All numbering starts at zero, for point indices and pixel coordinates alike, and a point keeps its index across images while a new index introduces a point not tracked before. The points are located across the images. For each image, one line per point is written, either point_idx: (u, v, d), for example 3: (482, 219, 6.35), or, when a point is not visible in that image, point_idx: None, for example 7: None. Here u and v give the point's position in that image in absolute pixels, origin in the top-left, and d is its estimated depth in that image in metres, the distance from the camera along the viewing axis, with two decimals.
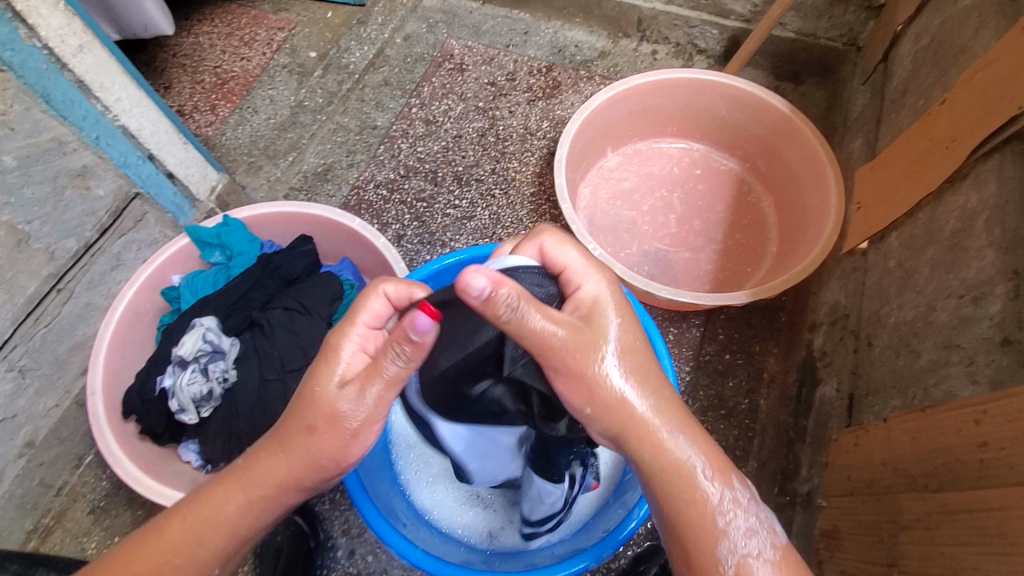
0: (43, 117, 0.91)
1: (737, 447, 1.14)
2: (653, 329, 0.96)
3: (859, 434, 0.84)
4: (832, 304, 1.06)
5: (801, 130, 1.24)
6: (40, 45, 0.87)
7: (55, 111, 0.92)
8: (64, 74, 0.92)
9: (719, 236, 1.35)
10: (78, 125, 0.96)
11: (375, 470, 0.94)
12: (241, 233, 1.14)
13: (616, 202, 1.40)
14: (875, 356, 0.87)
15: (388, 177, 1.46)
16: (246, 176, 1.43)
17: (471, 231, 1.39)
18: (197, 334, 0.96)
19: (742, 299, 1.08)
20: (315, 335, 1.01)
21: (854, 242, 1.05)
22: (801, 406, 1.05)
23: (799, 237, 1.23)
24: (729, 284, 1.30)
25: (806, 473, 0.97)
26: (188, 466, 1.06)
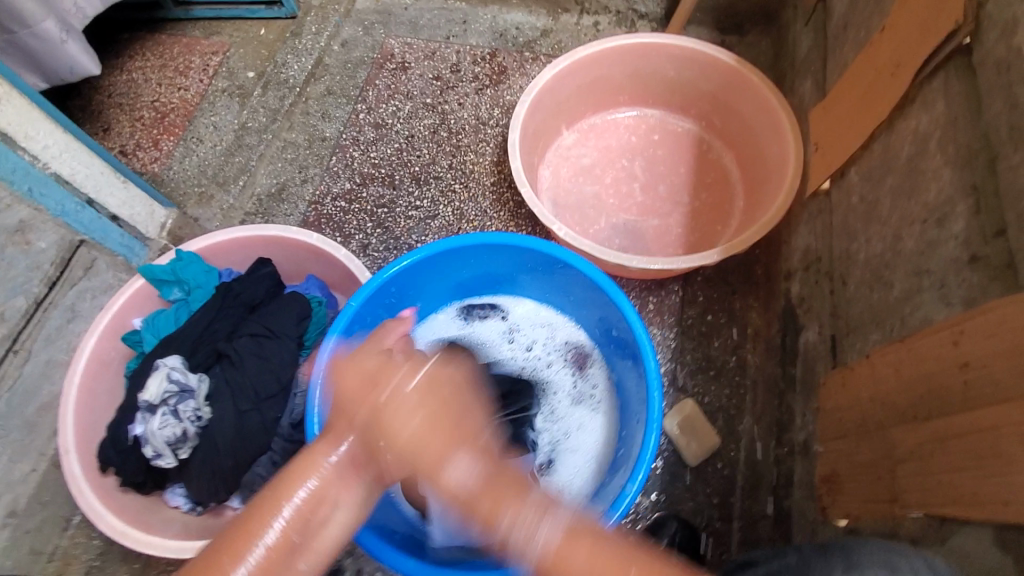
0: None
1: (731, 405, 1.13)
2: (626, 301, 0.94)
3: (846, 373, 0.83)
4: (804, 249, 1.05)
5: (751, 79, 1.23)
6: None
7: None
8: None
9: (685, 198, 1.34)
10: (8, 179, 0.92)
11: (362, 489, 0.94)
12: (196, 265, 1.11)
13: (578, 179, 1.38)
14: (851, 294, 0.86)
15: (344, 187, 1.43)
16: (198, 209, 1.38)
17: (436, 230, 1.36)
18: (162, 375, 0.92)
19: (715, 258, 1.06)
20: (286, 358, 0.98)
21: (816, 184, 1.04)
22: (788, 355, 1.04)
23: (763, 188, 1.22)
24: (701, 245, 1.28)
25: (800, 421, 0.96)
26: (178, 510, 1.03)
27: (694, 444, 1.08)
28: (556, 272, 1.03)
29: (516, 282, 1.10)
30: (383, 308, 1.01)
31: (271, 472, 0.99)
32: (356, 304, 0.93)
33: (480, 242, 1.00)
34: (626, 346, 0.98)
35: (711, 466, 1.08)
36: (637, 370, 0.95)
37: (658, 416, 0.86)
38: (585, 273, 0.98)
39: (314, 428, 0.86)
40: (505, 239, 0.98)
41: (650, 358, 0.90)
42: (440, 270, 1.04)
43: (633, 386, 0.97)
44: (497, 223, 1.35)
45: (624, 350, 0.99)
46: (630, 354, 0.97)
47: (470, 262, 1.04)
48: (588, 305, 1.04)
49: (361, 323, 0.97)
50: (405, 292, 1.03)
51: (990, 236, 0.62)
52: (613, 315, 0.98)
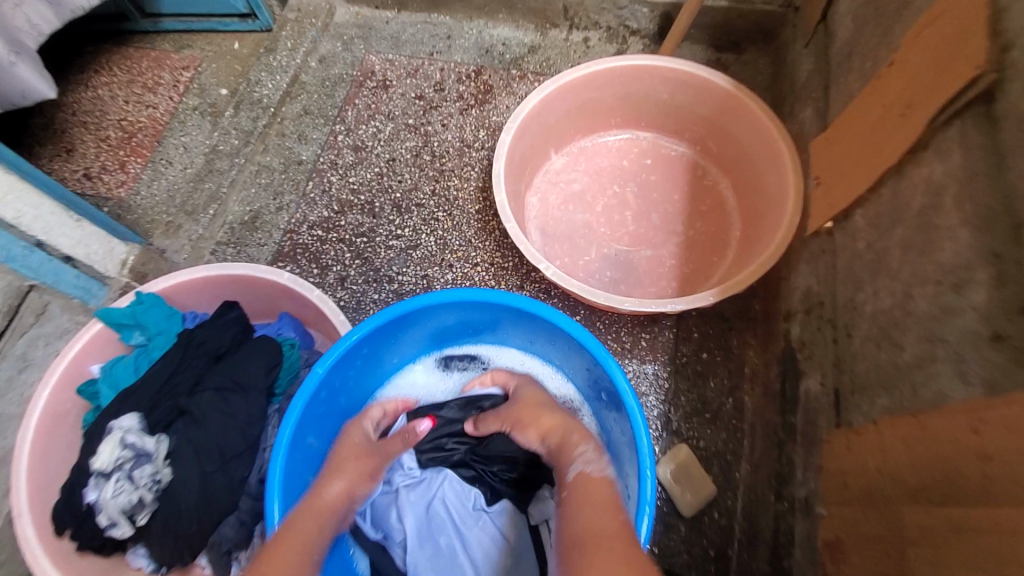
0: None
1: (727, 451, 1.08)
2: (615, 364, 0.89)
3: (851, 436, 0.76)
4: (804, 289, 1.00)
5: (747, 105, 1.18)
6: None
7: None
8: None
9: (679, 228, 1.28)
10: None
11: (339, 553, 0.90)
12: (158, 309, 1.03)
13: (567, 207, 1.32)
14: (856, 349, 0.81)
15: (321, 215, 1.35)
16: (165, 239, 1.29)
17: (418, 261, 1.29)
18: (115, 439, 0.85)
19: (711, 299, 1.01)
20: (253, 413, 0.91)
21: (818, 222, 0.98)
22: (787, 402, 0.98)
23: (761, 220, 1.17)
24: (696, 277, 1.23)
25: (801, 476, 0.89)
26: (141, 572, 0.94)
27: (689, 494, 1.02)
28: (541, 327, 0.97)
29: (497, 333, 1.04)
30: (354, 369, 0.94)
31: (239, 533, 0.92)
32: (322, 370, 0.86)
33: (458, 298, 0.94)
34: (615, 407, 0.92)
35: (706, 516, 1.03)
36: (627, 435, 0.89)
37: (650, 493, 0.81)
38: (571, 331, 0.93)
39: (275, 513, 0.79)
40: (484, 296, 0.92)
41: (641, 426, 0.85)
42: (416, 325, 0.98)
43: (622, 451, 0.91)
44: (483, 254, 1.29)
45: (613, 411, 0.93)
46: (619, 417, 0.91)
47: (449, 316, 0.98)
48: (574, 360, 0.98)
49: (330, 388, 0.90)
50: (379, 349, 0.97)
51: (1014, 312, 0.57)
52: (601, 375, 0.93)
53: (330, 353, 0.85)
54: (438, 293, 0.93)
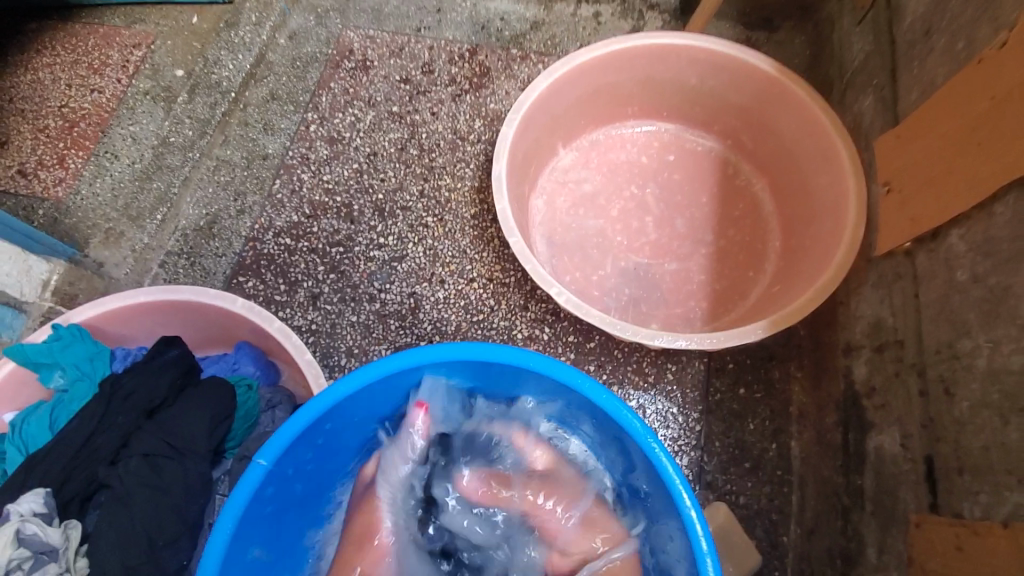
0: None
1: (771, 508, 0.91)
2: (664, 454, 0.62)
3: (964, 533, 0.59)
4: (871, 320, 0.82)
5: (792, 92, 0.99)
6: None
7: None
8: None
9: (709, 236, 1.09)
10: None
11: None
12: (81, 346, 0.84)
13: (577, 211, 1.13)
14: (962, 413, 0.63)
15: (290, 220, 1.15)
16: (104, 250, 1.09)
17: (404, 276, 1.10)
18: (9, 531, 0.65)
19: (762, 332, 0.83)
20: (193, 485, 0.73)
21: (893, 240, 0.80)
22: (851, 459, 0.81)
23: (809, 228, 0.98)
24: (730, 296, 1.04)
25: (874, 560, 0.73)
26: None
27: (730, 565, 0.85)
28: (554, 390, 0.69)
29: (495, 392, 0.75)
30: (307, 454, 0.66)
31: None
32: (265, 465, 0.59)
33: (445, 352, 0.66)
34: (659, 508, 0.65)
35: None
36: (679, 555, 0.63)
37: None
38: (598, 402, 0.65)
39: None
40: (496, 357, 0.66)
41: (706, 552, 0.59)
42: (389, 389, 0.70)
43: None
44: (479, 267, 1.10)
45: (658, 513, 0.66)
46: (669, 527, 0.64)
47: (429, 376, 0.70)
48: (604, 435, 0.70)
49: (275, 485, 0.62)
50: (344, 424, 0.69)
51: None
52: (638, 461, 0.66)
53: (275, 440, 0.59)
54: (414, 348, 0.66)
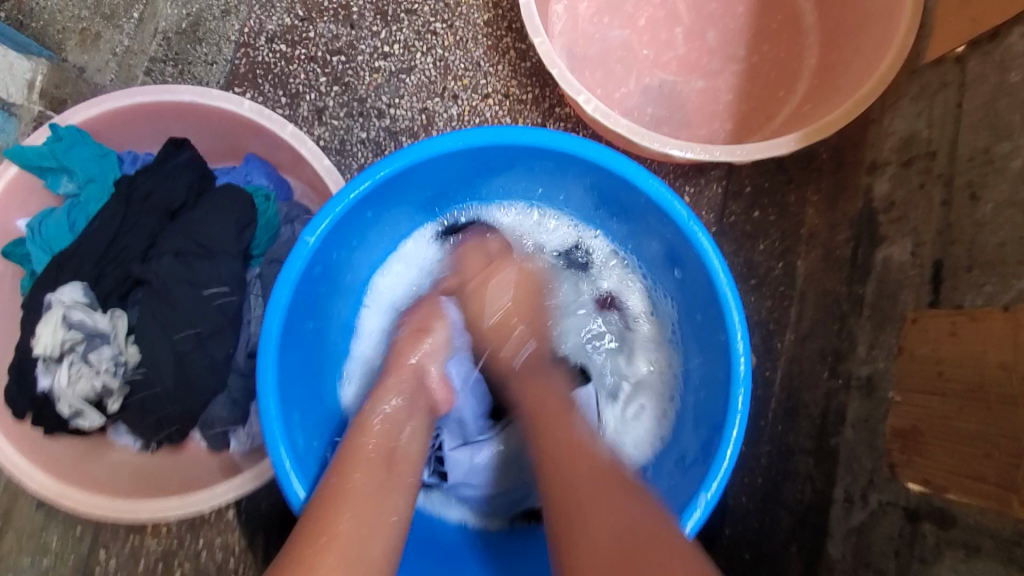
0: None
1: (771, 320, 0.97)
2: (705, 235, 0.68)
3: (960, 321, 0.65)
4: (904, 134, 0.80)
5: None
6: None
7: None
8: None
9: (741, 51, 1.02)
10: None
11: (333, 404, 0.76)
12: (84, 147, 0.80)
13: (601, 19, 1.02)
14: (985, 216, 0.65)
15: (283, 23, 1.03)
16: (81, 53, 0.99)
17: (414, 90, 1.03)
18: (57, 316, 0.70)
19: (790, 147, 0.83)
20: (228, 284, 0.75)
21: (947, 45, 0.75)
22: (856, 271, 0.84)
23: (854, 40, 0.92)
24: (756, 117, 1.00)
25: (863, 355, 0.80)
26: (130, 449, 0.86)
27: None
28: (595, 179, 0.73)
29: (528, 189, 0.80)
30: (351, 240, 0.73)
31: (235, 411, 0.82)
32: (312, 238, 0.66)
33: (475, 137, 0.69)
34: (692, 290, 0.74)
35: None
36: (708, 327, 0.72)
37: (742, 403, 0.66)
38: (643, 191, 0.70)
39: (274, 427, 0.63)
40: (519, 135, 0.69)
41: (738, 321, 0.68)
42: (434, 180, 0.76)
43: (696, 344, 0.75)
44: (494, 81, 1.02)
45: (687, 293, 0.75)
46: (698, 301, 0.73)
47: (475, 167, 0.75)
48: (640, 227, 0.77)
49: (325, 260, 0.70)
50: (377, 214, 0.74)
51: None
52: (678, 248, 0.73)
53: (320, 216, 0.66)
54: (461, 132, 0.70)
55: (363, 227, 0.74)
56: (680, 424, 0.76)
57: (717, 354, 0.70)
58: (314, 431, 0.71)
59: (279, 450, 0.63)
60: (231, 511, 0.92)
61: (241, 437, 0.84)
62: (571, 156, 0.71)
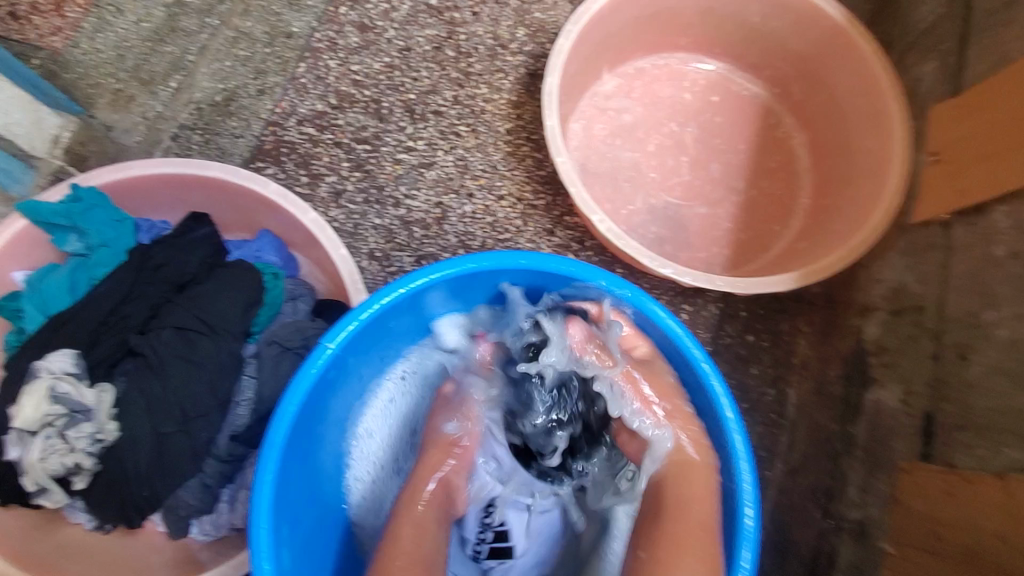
0: None
1: (761, 446, 0.98)
2: (716, 375, 0.69)
3: (953, 480, 0.66)
4: (892, 285, 0.85)
5: (857, 47, 0.96)
6: None
7: None
8: None
9: (740, 184, 1.09)
10: None
11: (323, 509, 0.74)
12: (103, 212, 0.81)
13: (614, 140, 1.10)
14: (973, 377, 0.68)
15: (315, 109, 1.08)
16: (111, 112, 1.01)
17: (432, 184, 1.07)
18: (42, 389, 0.67)
19: (789, 284, 0.86)
20: (225, 364, 0.73)
21: (930, 210, 0.82)
22: (847, 410, 0.86)
23: (843, 189, 0.99)
24: (752, 246, 1.06)
25: (853, 496, 0.80)
26: (81, 527, 0.80)
27: None
28: (611, 306, 0.75)
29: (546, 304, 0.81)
30: (366, 344, 0.74)
31: (203, 498, 0.78)
32: (333, 344, 0.67)
33: (498, 261, 0.71)
34: (701, 428, 0.74)
35: None
36: (714, 470, 0.72)
37: (749, 556, 0.64)
38: (660, 326, 0.72)
39: (262, 543, 0.61)
40: (541, 264, 0.71)
41: (742, 458, 0.67)
42: (456, 294, 0.77)
43: None
44: (509, 185, 1.07)
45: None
46: (701, 434, 0.74)
47: (498, 282, 0.77)
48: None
49: (339, 365, 0.71)
50: (390, 324, 0.75)
51: None
52: (692, 389, 0.73)
53: (343, 323, 0.67)
54: (486, 253, 0.71)
55: (379, 335, 0.75)
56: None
57: (724, 504, 0.69)
58: (301, 544, 0.69)
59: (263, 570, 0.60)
60: None
61: (204, 528, 0.80)
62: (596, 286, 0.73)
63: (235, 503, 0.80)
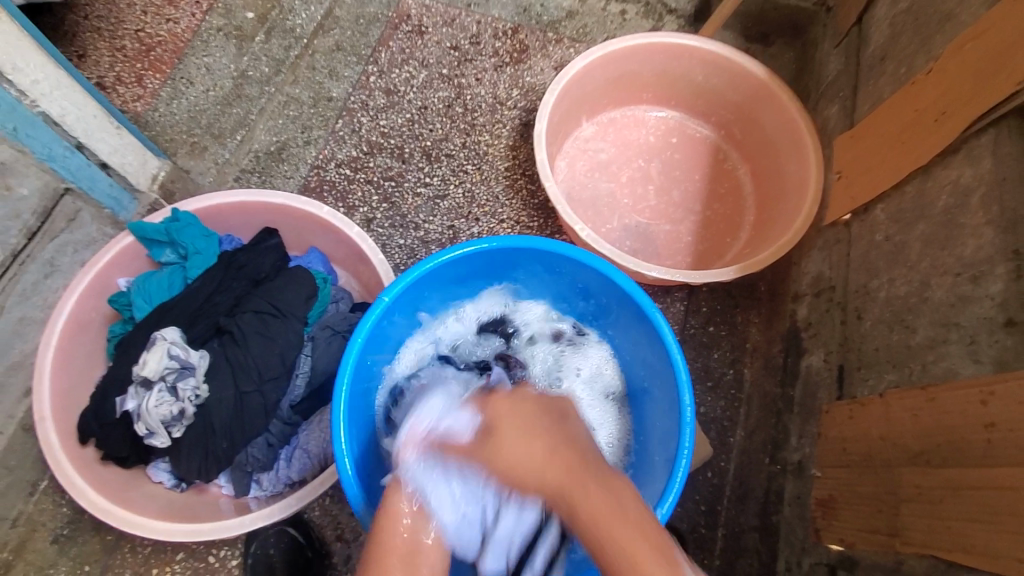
0: (14, 155, 0.90)
1: (724, 417, 1.15)
2: (666, 327, 0.84)
3: (855, 407, 0.85)
4: (815, 274, 1.07)
5: (778, 96, 1.22)
6: (10, 87, 0.87)
7: (19, 140, 0.90)
8: (5, 89, 0.86)
9: (697, 206, 1.33)
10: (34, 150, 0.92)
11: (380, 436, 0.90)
12: (195, 229, 1.03)
13: (594, 174, 1.35)
14: (866, 330, 0.89)
15: (350, 154, 1.34)
16: (189, 160, 1.29)
17: (445, 211, 1.31)
18: (161, 350, 0.87)
19: (730, 275, 1.08)
20: (291, 339, 0.93)
21: (837, 214, 1.05)
22: (788, 376, 1.06)
23: (777, 206, 1.24)
24: (709, 255, 1.29)
25: (794, 443, 0.99)
26: (161, 486, 0.98)
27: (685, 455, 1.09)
28: (589, 277, 0.91)
29: (550, 282, 0.97)
30: (412, 303, 0.91)
31: (266, 454, 0.96)
32: (388, 298, 0.84)
33: (507, 243, 0.88)
34: (654, 365, 0.89)
35: (700, 474, 1.11)
36: (667, 397, 0.86)
37: (687, 446, 0.79)
38: (622, 286, 0.88)
39: (341, 441, 0.78)
40: (540, 244, 0.87)
41: (684, 383, 0.82)
42: (479, 270, 0.94)
43: (654, 414, 0.89)
44: (509, 211, 1.32)
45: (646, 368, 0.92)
46: (658, 376, 0.88)
47: (497, 264, 0.93)
48: (616, 318, 0.94)
49: (390, 318, 0.88)
50: (429, 289, 0.93)
51: None
52: (648, 335, 0.88)
53: (399, 282, 0.85)
54: (500, 236, 0.88)
55: (420, 298, 0.92)
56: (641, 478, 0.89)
57: (672, 419, 0.84)
58: (366, 454, 0.85)
59: (342, 458, 0.77)
60: (234, 560, 1.01)
61: (264, 485, 0.98)
62: (582, 263, 0.90)
63: (291, 460, 0.98)
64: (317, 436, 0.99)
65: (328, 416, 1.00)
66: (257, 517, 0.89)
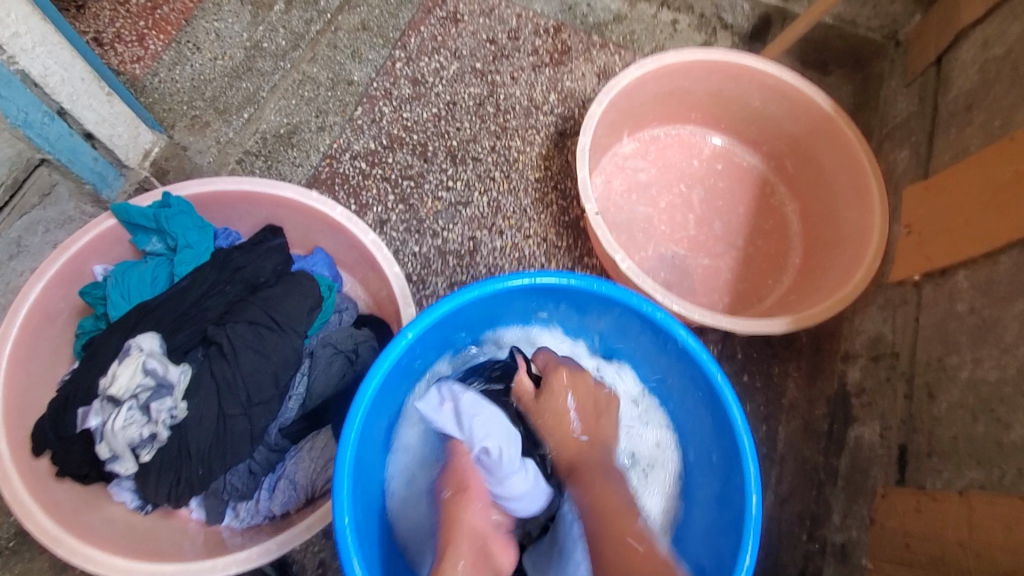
0: None
1: None
2: (736, 400, 0.74)
3: (924, 500, 0.76)
4: (872, 335, 0.98)
5: (843, 132, 1.11)
6: None
7: None
8: None
9: (739, 241, 1.23)
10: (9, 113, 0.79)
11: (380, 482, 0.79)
12: (188, 218, 0.90)
13: (631, 196, 1.24)
14: (940, 412, 0.80)
15: (368, 146, 1.22)
16: (188, 134, 1.16)
17: (467, 220, 1.19)
18: (137, 363, 0.75)
19: (782, 327, 0.97)
20: (289, 358, 0.81)
21: (903, 272, 0.95)
22: (833, 443, 0.97)
23: (830, 251, 1.13)
24: (749, 296, 1.19)
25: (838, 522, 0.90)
26: (124, 507, 0.86)
27: None
28: (645, 327, 0.82)
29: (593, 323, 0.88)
30: (435, 337, 0.81)
31: (247, 483, 0.85)
32: (411, 334, 0.74)
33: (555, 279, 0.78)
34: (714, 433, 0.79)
35: None
36: (726, 476, 0.76)
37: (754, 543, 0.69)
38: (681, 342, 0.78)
39: (342, 500, 0.66)
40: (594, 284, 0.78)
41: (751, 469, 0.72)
42: (515, 303, 0.84)
43: (708, 490, 0.80)
44: (536, 227, 1.20)
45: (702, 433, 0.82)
46: (717, 450, 0.78)
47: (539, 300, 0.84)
48: (667, 376, 0.85)
49: (410, 353, 0.77)
50: (456, 322, 0.82)
51: None
52: (709, 401, 0.78)
53: (424, 316, 0.75)
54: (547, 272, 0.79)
55: (444, 331, 0.82)
56: (687, 558, 0.80)
57: (732, 504, 0.74)
58: (365, 508, 0.74)
59: (340, 518, 0.66)
60: None
61: (241, 515, 0.86)
62: (636, 310, 0.80)
63: (274, 492, 0.86)
64: (306, 466, 0.87)
65: (319, 443, 0.88)
66: (233, 560, 0.77)
